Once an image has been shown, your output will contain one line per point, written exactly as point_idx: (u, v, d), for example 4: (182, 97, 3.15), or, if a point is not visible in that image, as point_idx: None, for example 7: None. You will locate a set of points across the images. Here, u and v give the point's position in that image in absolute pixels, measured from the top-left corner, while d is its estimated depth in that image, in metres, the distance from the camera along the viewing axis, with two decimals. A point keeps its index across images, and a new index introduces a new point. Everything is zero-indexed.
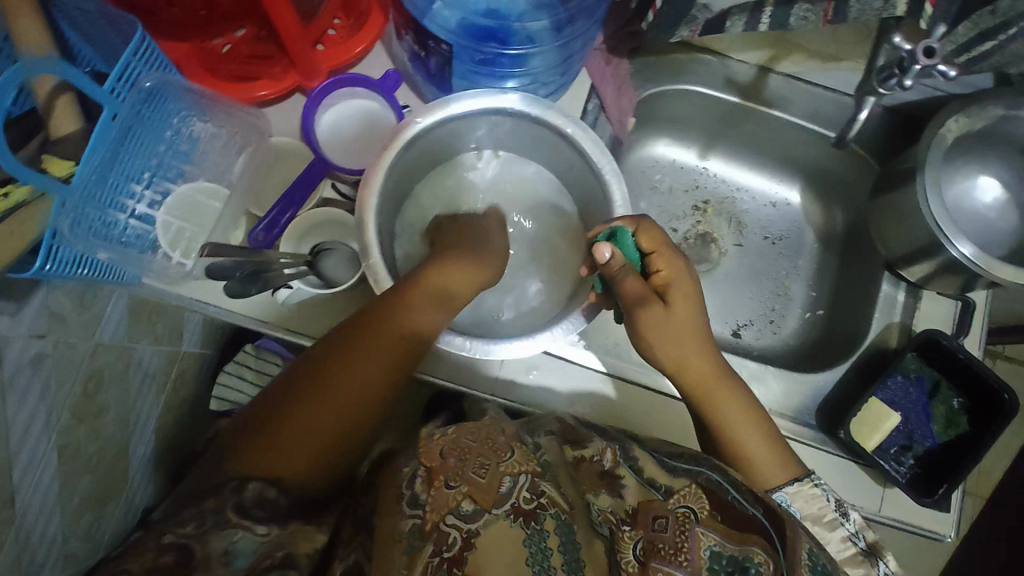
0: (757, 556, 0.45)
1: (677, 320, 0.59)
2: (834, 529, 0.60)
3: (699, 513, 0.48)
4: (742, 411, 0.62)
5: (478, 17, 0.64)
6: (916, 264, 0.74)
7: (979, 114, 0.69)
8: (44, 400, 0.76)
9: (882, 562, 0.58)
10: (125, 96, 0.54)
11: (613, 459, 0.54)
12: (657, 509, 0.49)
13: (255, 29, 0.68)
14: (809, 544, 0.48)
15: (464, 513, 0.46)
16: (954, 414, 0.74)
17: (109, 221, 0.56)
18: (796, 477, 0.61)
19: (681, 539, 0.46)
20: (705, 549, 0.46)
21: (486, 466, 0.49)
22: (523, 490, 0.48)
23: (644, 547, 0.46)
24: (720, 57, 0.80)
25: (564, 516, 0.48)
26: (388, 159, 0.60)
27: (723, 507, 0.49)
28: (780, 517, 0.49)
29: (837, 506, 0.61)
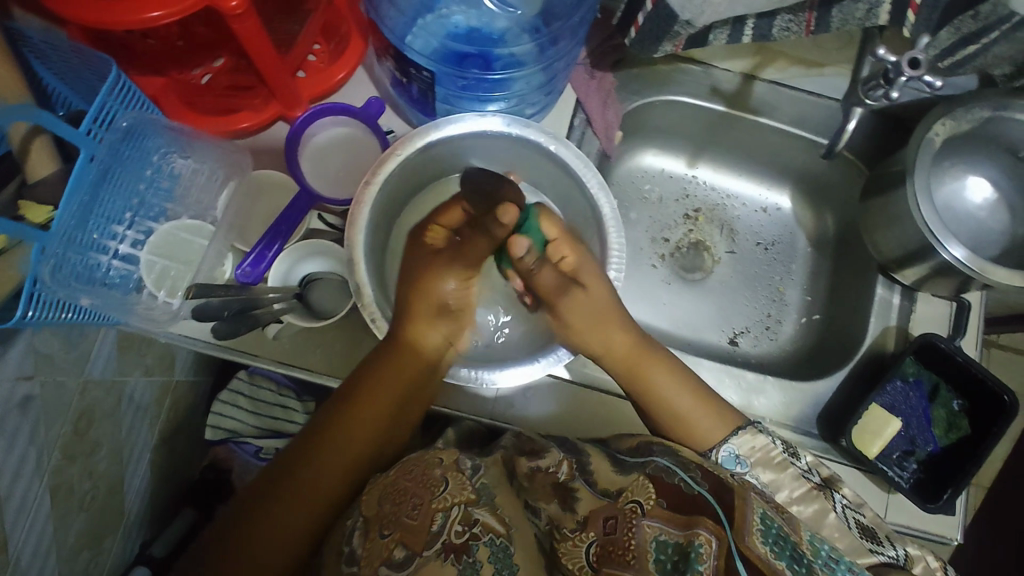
0: (701, 538, 0.49)
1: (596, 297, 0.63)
2: (785, 469, 0.60)
3: (647, 505, 0.51)
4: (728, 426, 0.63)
5: (457, 41, 0.63)
6: (909, 268, 0.74)
7: (964, 116, 0.69)
8: (34, 442, 0.75)
9: (838, 493, 0.59)
10: (102, 137, 0.54)
11: (568, 470, 0.55)
12: (606, 511, 0.51)
13: (233, 58, 0.67)
14: (761, 507, 0.52)
15: (396, 561, 0.48)
16: (954, 417, 0.73)
17: (92, 264, 0.55)
18: (738, 427, 0.62)
19: (630, 538, 0.49)
20: (652, 541, 0.49)
21: (417, 507, 0.51)
22: (454, 523, 0.50)
23: (597, 554, 0.50)
24: (704, 66, 0.80)
25: (499, 541, 0.50)
26: (372, 194, 0.59)
27: (668, 492, 0.52)
28: (730, 491, 0.53)
29: (786, 448, 0.61)
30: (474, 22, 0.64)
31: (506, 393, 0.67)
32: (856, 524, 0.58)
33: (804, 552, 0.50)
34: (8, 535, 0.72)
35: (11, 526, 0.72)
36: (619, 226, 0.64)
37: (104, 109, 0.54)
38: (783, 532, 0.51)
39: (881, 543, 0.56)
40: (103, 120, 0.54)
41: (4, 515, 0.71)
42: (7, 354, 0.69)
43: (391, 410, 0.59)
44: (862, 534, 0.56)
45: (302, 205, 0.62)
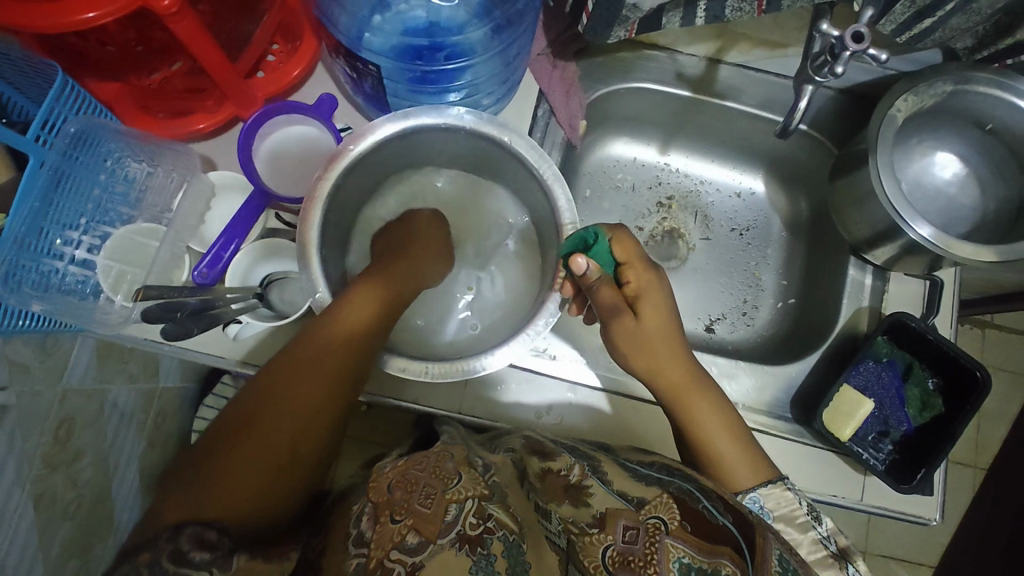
0: (725, 567, 0.44)
1: (647, 326, 0.62)
2: (806, 531, 0.59)
3: (670, 523, 0.47)
4: (717, 419, 0.63)
5: (410, 34, 0.62)
6: (878, 247, 0.73)
7: (927, 91, 0.68)
8: (12, 452, 0.75)
9: (852, 566, 0.58)
10: (52, 143, 0.54)
11: (580, 473, 0.54)
12: (626, 520, 0.48)
13: (190, 62, 0.66)
14: (779, 550, 0.49)
15: (408, 546, 0.47)
16: (928, 396, 0.72)
17: (47, 270, 0.56)
18: (768, 479, 0.60)
19: (652, 553, 0.46)
20: (674, 561, 0.45)
21: (431, 496, 0.50)
22: (469, 515, 0.49)
23: (614, 560, 0.46)
24: (668, 52, 0.79)
25: (512, 537, 0.49)
26: (324, 191, 0.59)
27: (693, 517, 0.48)
28: (750, 526, 0.50)
29: (809, 510, 0.60)
30: (433, 14, 0.63)
31: (473, 387, 0.68)
32: None
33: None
34: None
35: None
36: (574, 212, 0.62)
37: (52, 115, 0.54)
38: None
39: None
40: (52, 126, 0.54)
41: None
42: None
43: (334, 386, 0.54)
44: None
45: (257, 204, 0.62)
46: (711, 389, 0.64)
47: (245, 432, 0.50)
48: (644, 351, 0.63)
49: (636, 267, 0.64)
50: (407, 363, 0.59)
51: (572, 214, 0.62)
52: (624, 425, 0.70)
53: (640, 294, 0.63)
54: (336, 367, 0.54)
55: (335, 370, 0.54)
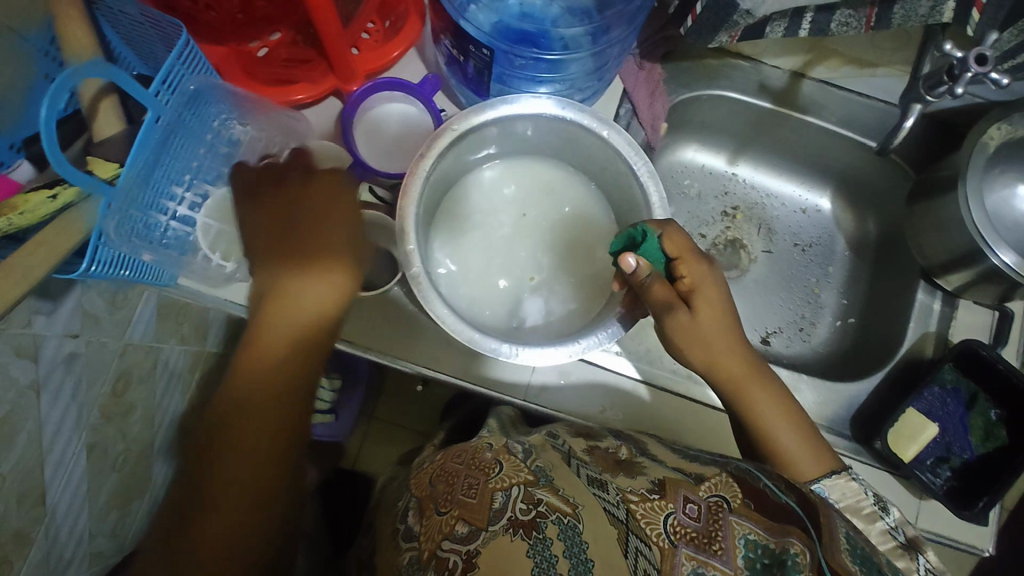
0: (796, 547, 0.44)
1: (702, 324, 0.62)
2: (874, 522, 0.59)
3: (733, 501, 0.48)
4: (790, 431, 0.63)
5: (515, 21, 0.64)
6: (953, 273, 0.73)
7: (1022, 121, 0.68)
8: (75, 400, 0.77)
9: (922, 556, 0.58)
10: (169, 100, 0.55)
11: (629, 452, 0.57)
12: (688, 493, 0.49)
13: (290, 33, 0.69)
14: (845, 529, 0.52)
15: (459, 536, 0.48)
16: (991, 426, 0.72)
17: (151, 223, 0.57)
18: (832, 469, 0.62)
19: (716, 529, 0.46)
20: (740, 538, 0.45)
21: (474, 488, 0.51)
22: (518, 502, 0.48)
23: (677, 531, 0.45)
24: (754, 62, 0.79)
25: (566, 520, 0.46)
26: (425, 166, 0.60)
27: (754, 496, 0.50)
28: (814, 508, 0.52)
29: (876, 501, 0.61)
30: (529, 4, 0.65)
31: (541, 376, 0.68)
32: None
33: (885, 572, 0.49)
34: (47, 487, 0.74)
35: (50, 479, 0.74)
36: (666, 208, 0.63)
37: (171, 74, 0.55)
38: (867, 554, 0.49)
39: None
40: (171, 84, 0.55)
41: (45, 466, 0.73)
42: (58, 311, 0.71)
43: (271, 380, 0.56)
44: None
45: (353, 175, 0.64)
46: (787, 400, 0.64)
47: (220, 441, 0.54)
48: (709, 351, 0.62)
49: (691, 261, 0.62)
50: (488, 341, 0.58)
51: (663, 208, 0.63)
52: (680, 425, 0.70)
53: (695, 289, 0.62)
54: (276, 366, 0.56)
55: (268, 383, 0.56)
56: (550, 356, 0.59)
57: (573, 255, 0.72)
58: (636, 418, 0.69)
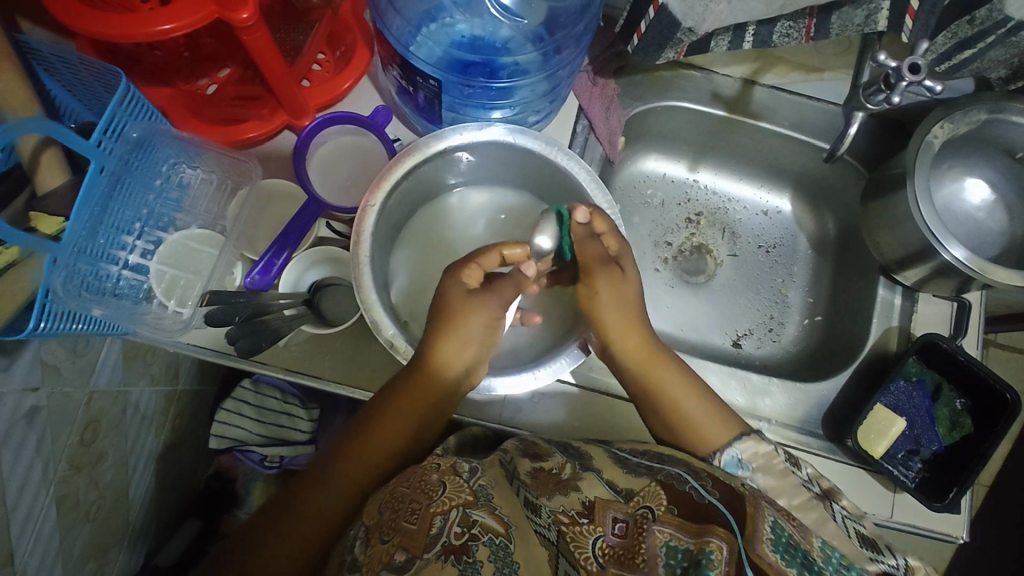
0: (712, 545, 0.45)
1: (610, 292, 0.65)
2: (787, 477, 0.58)
3: (658, 510, 0.49)
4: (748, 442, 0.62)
5: (463, 51, 0.64)
6: (910, 268, 0.74)
7: (963, 119, 0.70)
8: (40, 453, 0.74)
9: (837, 504, 0.58)
10: (112, 148, 0.54)
11: (572, 470, 0.55)
12: (616, 512, 0.50)
13: (239, 69, 0.68)
14: (772, 516, 0.51)
15: (396, 564, 0.46)
16: (957, 415, 0.74)
17: (102, 273, 0.56)
18: (740, 435, 0.61)
19: (639, 542, 0.47)
20: (661, 547, 0.47)
21: (416, 513, 0.49)
22: (453, 526, 0.47)
23: (605, 552, 0.47)
24: (705, 72, 0.81)
25: (499, 540, 0.47)
26: (379, 199, 0.60)
27: (680, 501, 0.49)
28: (741, 500, 0.51)
29: (787, 456, 0.60)
30: (478, 30, 0.64)
31: (514, 398, 0.67)
32: (857, 533, 0.55)
33: (815, 560, 0.48)
34: (16, 547, 0.71)
35: (17, 539, 0.71)
36: (619, 221, 0.65)
37: (113, 121, 0.54)
38: (793, 541, 0.49)
39: (881, 552, 0.53)
40: (114, 132, 0.55)
41: (11, 525, 0.70)
42: (15, 365, 0.68)
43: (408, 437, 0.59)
44: (861, 544, 0.54)
45: (311, 213, 0.63)
46: (675, 364, 0.66)
47: (316, 479, 0.56)
48: (620, 319, 0.66)
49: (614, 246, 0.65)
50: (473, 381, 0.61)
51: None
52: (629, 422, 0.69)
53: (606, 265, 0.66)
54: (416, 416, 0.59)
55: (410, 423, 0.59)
56: (522, 384, 0.61)
57: None
58: (590, 425, 0.68)
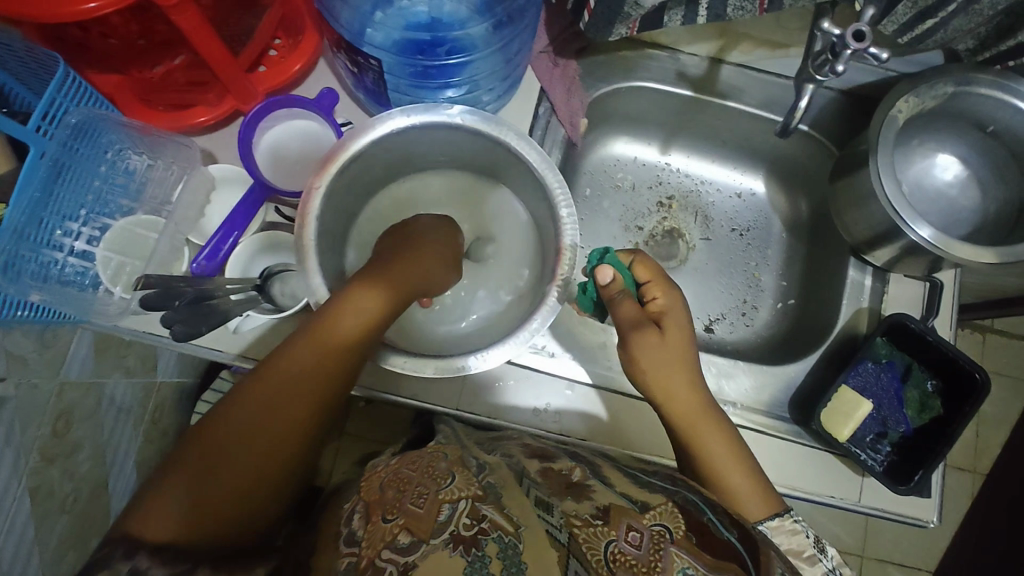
0: None
1: (670, 344, 0.63)
2: (815, 564, 0.58)
3: (675, 533, 0.46)
4: (711, 420, 0.63)
5: (414, 29, 0.63)
6: (879, 248, 0.73)
7: (929, 92, 0.68)
8: (8, 444, 0.74)
9: None
10: (52, 134, 0.54)
11: (581, 475, 0.54)
12: (632, 520, 0.46)
13: (192, 55, 0.66)
14: (783, 570, 0.47)
15: (401, 546, 0.47)
16: (927, 398, 0.72)
17: (46, 261, 0.56)
18: (777, 512, 0.60)
19: (657, 559, 0.43)
20: (679, 571, 0.43)
21: (423, 497, 0.51)
22: (463, 516, 0.48)
23: (616, 558, 0.43)
24: (670, 51, 0.79)
25: (508, 538, 0.46)
26: (326, 181, 0.60)
27: (699, 529, 0.47)
28: (756, 545, 0.48)
29: (816, 542, 0.60)
30: (434, 9, 0.64)
31: (473, 381, 0.69)
32: None
33: None
34: None
35: None
36: (569, 199, 0.62)
37: (53, 105, 0.54)
38: None
39: None
40: (54, 117, 0.55)
41: None
42: None
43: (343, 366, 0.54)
44: None
45: (256, 196, 0.63)
46: (699, 401, 0.63)
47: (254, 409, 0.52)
48: (664, 375, 0.62)
49: (655, 278, 0.67)
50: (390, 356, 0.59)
51: (572, 226, 0.61)
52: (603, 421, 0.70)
53: (665, 311, 0.65)
54: (356, 333, 0.54)
55: (353, 343, 0.54)
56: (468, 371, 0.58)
57: (489, 250, 0.72)
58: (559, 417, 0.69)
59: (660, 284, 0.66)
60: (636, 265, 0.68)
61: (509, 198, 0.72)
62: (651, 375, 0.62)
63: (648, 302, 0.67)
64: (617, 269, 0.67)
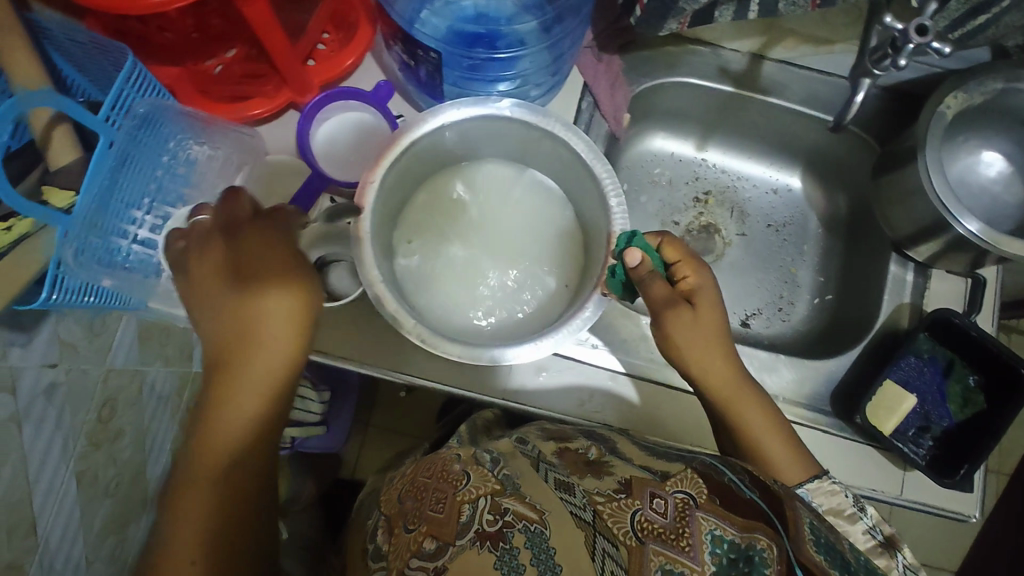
0: (761, 542, 0.44)
1: (704, 320, 0.61)
2: (855, 522, 0.59)
3: (699, 498, 0.47)
4: (760, 412, 0.63)
5: (467, 23, 0.65)
6: (922, 244, 0.73)
7: (976, 88, 0.68)
8: (60, 429, 0.75)
9: (902, 554, 0.57)
10: (119, 124, 0.55)
11: (598, 453, 0.56)
12: (654, 489, 0.49)
13: (245, 48, 0.69)
14: (810, 520, 0.50)
15: (428, 553, 0.45)
16: (969, 392, 0.72)
17: (113, 247, 0.57)
18: (814, 474, 0.62)
19: (683, 526, 0.45)
20: (707, 534, 0.45)
21: (442, 502, 0.48)
22: (484, 513, 0.45)
23: (643, 526, 0.45)
24: (713, 47, 0.80)
25: (534, 527, 0.44)
26: (379, 176, 0.61)
27: (721, 492, 0.48)
28: (778, 499, 0.51)
29: (855, 500, 0.60)
30: (483, 5, 0.66)
31: (518, 373, 0.69)
32: None
33: (852, 562, 0.47)
34: (38, 517, 0.73)
35: (39, 510, 0.73)
36: (618, 188, 0.62)
37: (120, 96, 0.55)
38: (832, 544, 0.49)
39: None
40: (121, 107, 0.55)
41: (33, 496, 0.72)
42: (35, 341, 0.70)
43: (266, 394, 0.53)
44: None
45: (314, 187, 0.65)
46: (743, 388, 0.63)
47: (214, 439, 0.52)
48: (701, 352, 0.61)
49: (686, 256, 0.63)
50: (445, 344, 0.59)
51: (622, 214, 0.62)
52: (648, 413, 0.70)
53: (696, 290, 0.62)
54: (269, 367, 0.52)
55: (269, 371, 0.52)
56: (521, 355, 0.59)
57: (530, 237, 0.72)
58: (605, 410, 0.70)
59: (691, 261, 0.63)
60: (665, 245, 0.63)
61: (540, 181, 0.72)
62: (694, 355, 0.61)
63: (678, 282, 0.63)
64: (646, 252, 0.61)
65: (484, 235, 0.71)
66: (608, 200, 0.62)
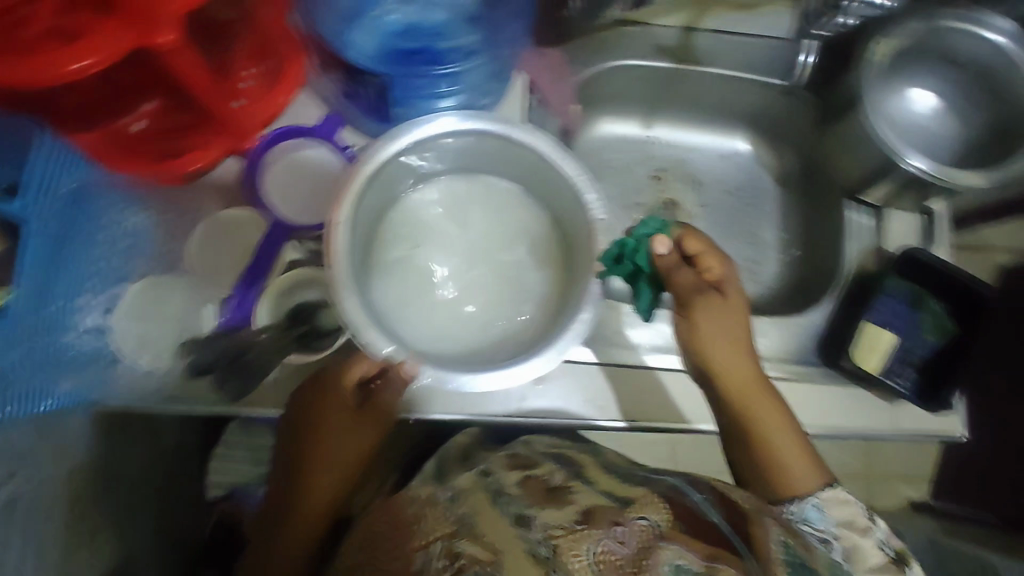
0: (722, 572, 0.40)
1: (731, 310, 0.64)
2: (867, 537, 0.57)
3: (661, 526, 0.44)
4: (767, 380, 0.64)
5: (402, 41, 0.62)
6: (874, 187, 0.76)
7: (901, 31, 0.71)
8: None
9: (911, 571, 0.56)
10: (44, 206, 0.49)
11: (561, 480, 0.52)
12: (613, 516, 0.45)
13: (167, 98, 0.63)
14: (781, 536, 0.48)
15: None
16: (941, 320, 0.77)
17: (60, 343, 0.52)
18: (828, 482, 0.61)
19: (644, 557, 0.41)
20: (667, 564, 0.40)
21: (397, 550, 0.48)
22: (438, 557, 0.45)
23: (602, 559, 0.41)
24: (645, 25, 0.80)
25: (487, 569, 0.43)
26: (344, 213, 0.56)
27: (685, 516, 0.46)
28: (743, 515, 0.49)
29: (867, 512, 0.59)
30: (412, 18, 0.63)
31: (519, 387, 0.67)
32: None
33: None
34: None
35: None
36: (591, 184, 0.61)
37: (39, 175, 0.49)
38: (803, 561, 0.46)
39: None
40: (44, 186, 0.50)
41: None
42: None
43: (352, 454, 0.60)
44: None
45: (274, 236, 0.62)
46: (741, 364, 0.64)
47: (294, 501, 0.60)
48: (731, 345, 0.64)
49: (706, 249, 0.64)
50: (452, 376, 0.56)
51: (601, 208, 0.61)
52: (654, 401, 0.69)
53: (723, 279, 0.64)
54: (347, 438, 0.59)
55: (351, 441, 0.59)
56: (525, 372, 0.56)
57: (498, 246, 0.69)
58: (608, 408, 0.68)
59: (715, 253, 0.64)
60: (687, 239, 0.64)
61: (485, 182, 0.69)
62: (722, 349, 0.63)
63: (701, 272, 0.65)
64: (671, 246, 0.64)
65: (452, 253, 0.69)
66: (584, 195, 0.61)
